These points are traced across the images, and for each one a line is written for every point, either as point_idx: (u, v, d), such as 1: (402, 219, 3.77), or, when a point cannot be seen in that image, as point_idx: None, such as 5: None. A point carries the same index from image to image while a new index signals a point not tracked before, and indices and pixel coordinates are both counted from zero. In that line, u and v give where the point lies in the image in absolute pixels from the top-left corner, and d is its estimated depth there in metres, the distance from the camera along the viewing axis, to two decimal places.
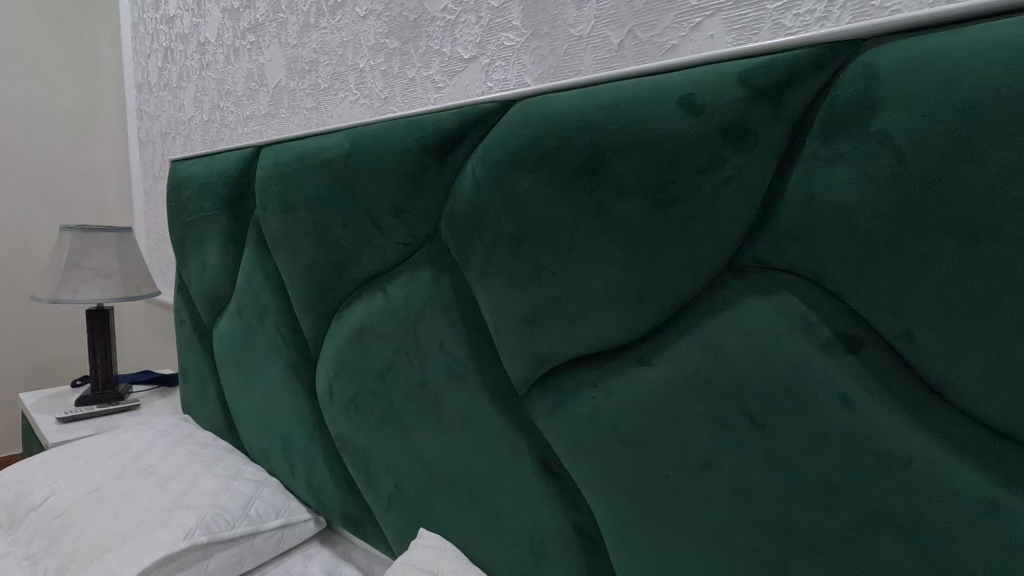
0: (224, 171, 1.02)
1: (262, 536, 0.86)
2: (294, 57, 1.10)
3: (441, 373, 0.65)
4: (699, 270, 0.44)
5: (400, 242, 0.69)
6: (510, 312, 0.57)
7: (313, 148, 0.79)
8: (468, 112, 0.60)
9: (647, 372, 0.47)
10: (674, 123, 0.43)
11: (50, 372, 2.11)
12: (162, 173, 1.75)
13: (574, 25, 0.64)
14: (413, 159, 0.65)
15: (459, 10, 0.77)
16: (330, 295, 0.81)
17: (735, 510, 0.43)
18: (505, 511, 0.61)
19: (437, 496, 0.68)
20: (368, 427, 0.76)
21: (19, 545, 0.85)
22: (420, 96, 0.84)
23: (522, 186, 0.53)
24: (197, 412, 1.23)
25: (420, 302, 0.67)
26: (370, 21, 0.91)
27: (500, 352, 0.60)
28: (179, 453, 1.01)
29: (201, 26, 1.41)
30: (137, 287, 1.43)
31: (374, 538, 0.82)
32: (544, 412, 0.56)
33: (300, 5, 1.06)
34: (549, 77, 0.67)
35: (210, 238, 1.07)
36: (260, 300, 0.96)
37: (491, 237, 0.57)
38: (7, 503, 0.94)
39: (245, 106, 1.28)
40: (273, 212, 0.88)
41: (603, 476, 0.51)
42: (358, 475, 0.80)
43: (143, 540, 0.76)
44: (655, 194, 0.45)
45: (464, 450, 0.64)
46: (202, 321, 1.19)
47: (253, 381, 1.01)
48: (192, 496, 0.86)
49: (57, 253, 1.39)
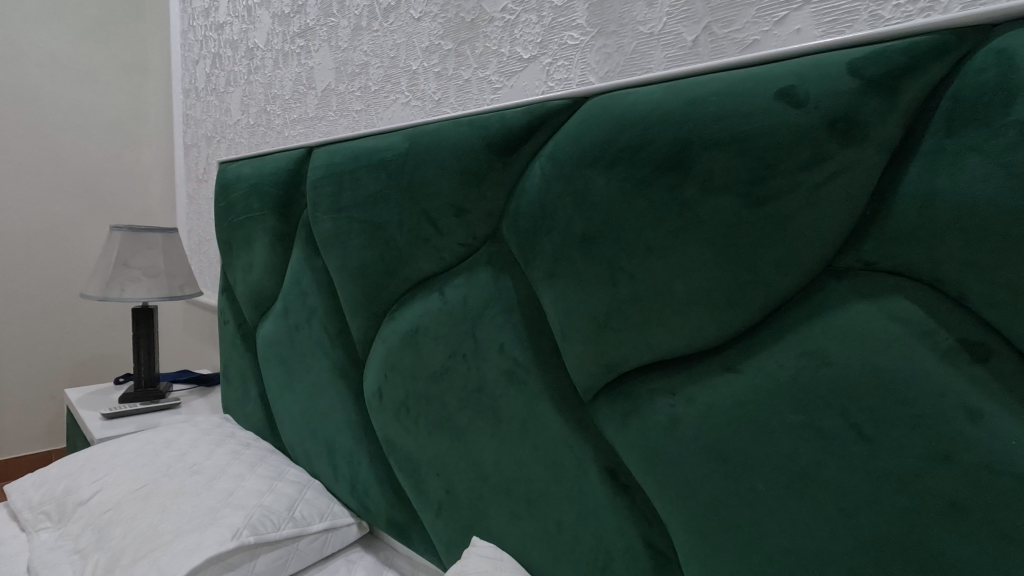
0: (274, 172, 1.02)
1: (306, 539, 0.85)
2: (344, 61, 1.11)
3: (500, 377, 0.64)
4: (796, 271, 0.41)
5: (459, 242, 0.68)
6: (580, 315, 0.55)
7: (369, 148, 0.79)
8: (536, 110, 0.59)
9: (735, 380, 0.45)
10: (772, 115, 0.41)
11: (92, 369, 2.16)
12: (206, 175, 1.78)
13: (644, 22, 0.62)
14: (476, 158, 0.64)
15: (519, 9, 0.76)
16: (382, 296, 0.80)
17: (838, 531, 0.40)
18: (567, 523, 0.59)
19: (493, 504, 0.66)
20: (419, 431, 0.75)
21: (69, 539, 0.85)
22: (476, 97, 0.84)
23: (597, 185, 0.52)
24: (237, 412, 1.24)
25: (479, 303, 0.65)
26: (425, 23, 0.91)
27: (565, 356, 0.58)
28: (223, 452, 1.01)
29: (250, 32, 1.44)
30: (180, 288, 1.45)
31: (420, 546, 0.80)
32: (613, 420, 0.54)
33: (353, 9, 1.07)
34: (615, 76, 0.66)
35: (258, 239, 1.08)
36: (308, 300, 0.95)
37: (561, 236, 0.55)
38: (57, 496, 0.95)
39: (291, 109, 1.29)
40: (325, 212, 0.88)
41: (681, 490, 0.49)
42: (406, 482, 0.79)
43: (192, 539, 0.76)
44: (749, 191, 0.42)
45: (523, 458, 0.62)
46: (245, 322, 1.19)
47: (297, 381, 1.01)
48: (237, 496, 0.85)
49: (106, 252, 1.42)
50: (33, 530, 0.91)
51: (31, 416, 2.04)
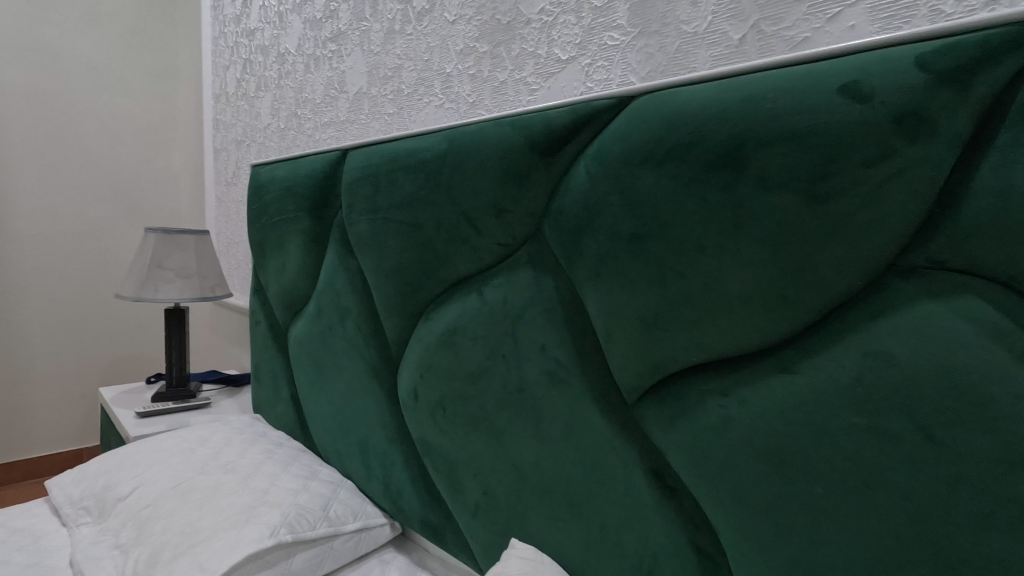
0: (308, 174, 1.04)
1: (341, 538, 0.85)
2: (377, 64, 1.12)
3: (541, 378, 0.63)
4: (859, 270, 0.40)
5: (498, 243, 0.68)
6: (626, 315, 0.54)
7: (406, 149, 0.80)
8: (580, 109, 0.59)
9: (792, 381, 0.44)
10: (833, 111, 0.41)
11: (123, 369, 2.20)
12: (235, 178, 1.81)
13: (688, 21, 0.62)
14: (518, 158, 0.64)
15: (557, 11, 0.76)
16: (418, 296, 0.81)
17: (904, 536, 0.39)
18: (611, 525, 0.58)
19: (533, 504, 0.66)
20: (456, 432, 0.75)
21: (110, 534, 0.87)
22: (512, 99, 0.84)
23: (645, 183, 0.51)
24: (268, 412, 1.25)
25: (520, 303, 0.65)
26: (459, 26, 0.92)
27: (609, 357, 0.57)
28: (256, 451, 1.02)
29: (282, 37, 1.46)
30: (211, 289, 1.47)
31: (455, 548, 0.80)
32: (660, 422, 0.53)
33: (386, 12, 1.08)
34: (657, 75, 0.65)
35: (291, 240, 1.09)
36: (342, 300, 0.96)
37: (607, 235, 0.55)
38: (97, 492, 0.97)
39: (323, 112, 1.31)
40: (361, 213, 0.88)
41: (733, 494, 0.48)
42: (441, 483, 0.79)
43: (231, 536, 0.77)
44: (809, 188, 0.42)
45: (565, 459, 0.62)
46: (277, 322, 1.21)
47: (330, 382, 1.02)
48: (273, 494, 0.86)
49: (141, 254, 1.45)
50: (74, 524, 0.93)
51: (64, 414, 2.08)
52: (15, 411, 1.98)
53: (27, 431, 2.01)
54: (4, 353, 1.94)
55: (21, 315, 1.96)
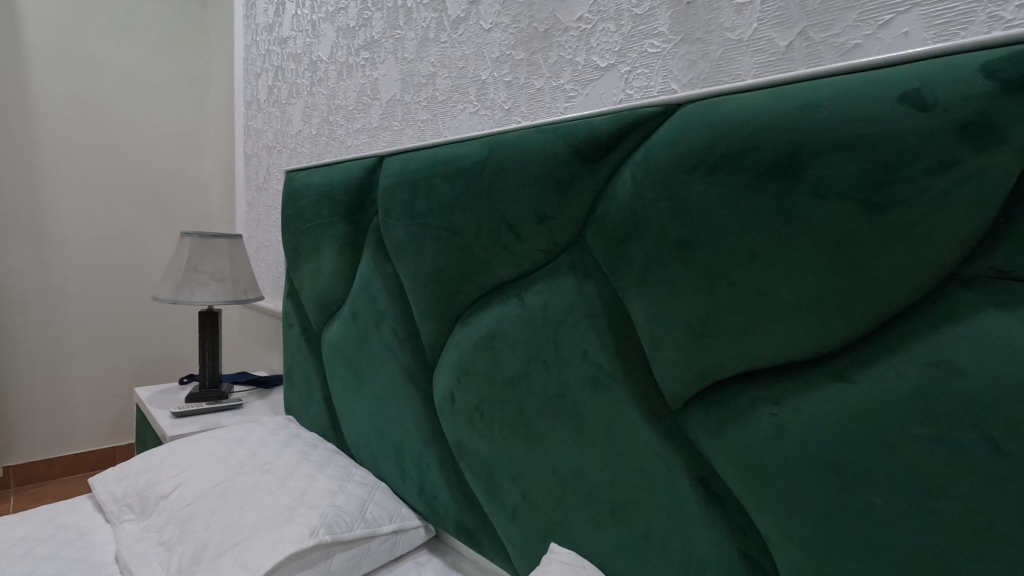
0: (344, 180, 1.05)
1: (378, 540, 0.86)
2: (410, 72, 1.14)
3: (583, 383, 0.64)
4: (919, 279, 0.40)
5: (540, 249, 0.68)
6: (672, 321, 0.55)
7: (445, 156, 0.81)
8: (626, 117, 0.59)
9: (848, 390, 0.44)
10: (894, 120, 0.41)
11: (154, 370, 2.25)
12: (266, 183, 1.84)
13: (732, 28, 0.62)
14: (561, 165, 0.64)
15: (596, 19, 0.77)
16: (456, 301, 0.82)
17: (968, 549, 0.39)
18: (656, 531, 0.58)
19: (574, 510, 0.66)
20: (494, 436, 0.75)
21: (154, 531, 0.89)
22: (548, 106, 0.85)
23: (694, 190, 0.52)
24: (300, 414, 1.27)
25: (562, 309, 0.66)
26: (496, 34, 0.93)
27: (653, 363, 0.58)
28: (292, 452, 1.03)
29: (315, 45, 1.49)
30: (244, 292, 1.50)
31: (491, 551, 0.81)
32: (706, 430, 0.53)
33: (420, 21, 1.10)
34: (700, 83, 0.66)
35: (326, 245, 1.11)
36: (378, 304, 0.98)
37: (653, 242, 0.55)
38: (139, 490, 0.99)
39: (355, 119, 1.33)
40: (398, 219, 0.90)
41: (785, 503, 0.48)
42: (478, 486, 0.79)
43: (272, 535, 0.78)
44: (868, 196, 0.42)
45: (608, 465, 0.62)
46: (310, 326, 1.23)
47: (364, 384, 1.03)
48: (311, 495, 0.88)
49: (176, 257, 1.48)
50: (118, 521, 0.96)
51: (98, 414, 2.14)
52: (52, 409, 2.04)
53: (64, 429, 2.07)
54: (43, 354, 2.00)
55: (60, 316, 2.02)
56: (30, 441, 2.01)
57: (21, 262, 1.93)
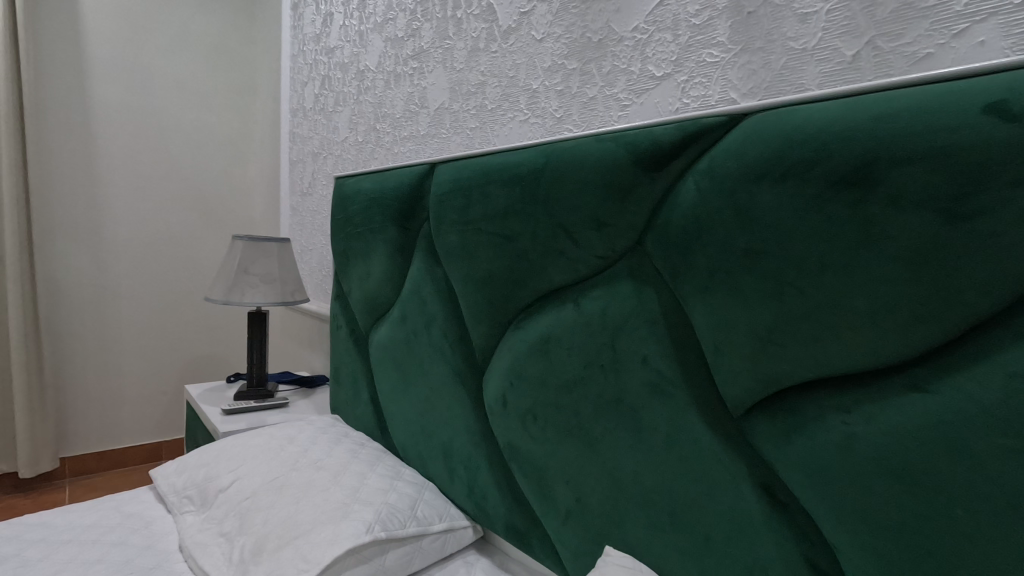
0: (396, 187, 1.09)
1: (429, 538, 0.88)
2: (459, 81, 1.16)
3: (642, 389, 0.64)
4: (1002, 290, 0.40)
5: (597, 255, 0.70)
6: (737, 329, 0.55)
7: (500, 163, 0.83)
8: (689, 127, 0.60)
9: (926, 401, 0.44)
10: (977, 131, 0.41)
11: (199, 368, 2.33)
12: (310, 189, 1.89)
13: (795, 38, 0.63)
14: (621, 173, 0.66)
15: (652, 29, 0.78)
16: (509, 305, 0.83)
17: None
18: (716, 537, 0.59)
19: (630, 514, 0.67)
20: (548, 438, 0.77)
21: (214, 522, 0.93)
22: (601, 114, 0.86)
23: (761, 199, 0.52)
24: (346, 413, 1.30)
25: (620, 315, 0.67)
26: (548, 44, 0.95)
27: (715, 370, 0.58)
28: (342, 450, 1.06)
29: (362, 55, 1.53)
30: (292, 294, 1.55)
31: (541, 553, 0.82)
32: (772, 438, 0.54)
33: (470, 31, 1.13)
34: (761, 92, 0.66)
35: (377, 249, 1.15)
36: (429, 307, 1.00)
37: (718, 250, 0.56)
38: (198, 482, 1.03)
39: (402, 127, 1.36)
40: (451, 225, 0.92)
41: (857, 512, 0.48)
42: (530, 488, 0.81)
43: (330, 530, 0.81)
44: (947, 206, 0.42)
45: (667, 471, 0.63)
46: (358, 328, 1.26)
47: (413, 385, 1.06)
48: (364, 493, 0.90)
49: (228, 260, 1.54)
50: (179, 512, 1.00)
51: (147, 409, 2.22)
52: (105, 404, 2.13)
53: (116, 423, 2.16)
54: (98, 351, 2.09)
55: (114, 315, 2.11)
56: (85, 434, 2.10)
57: (80, 262, 2.03)
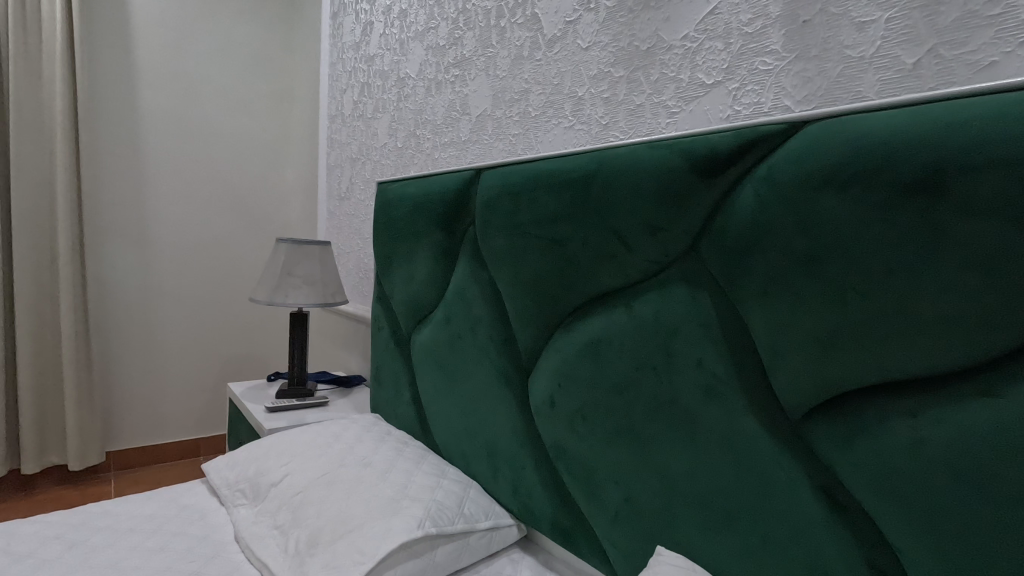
0: (440, 192, 1.11)
1: (476, 535, 0.90)
2: (503, 88, 1.19)
3: (697, 392, 0.65)
4: None
5: (650, 260, 0.71)
6: (796, 333, 0.56)
7: (550, 169, 0.85)
8: (747, 134, 0.61)
9: (997, 406, 0.44)
10: None
11: (236, 366, 2.40)
12: (348, 193, 1.94)
13: (853, 46, 0.64)
14: (677, 180, 0.67)
15: (703, 37, 0.79)
16: (556, 308, 0.85)
17: None
18: (774, 538, 0.59)
19: (683, 515, 0.68)
20: (597, 439, 0.78)
21: (268, 515, 0.96)
22: (649, 121, 0.87)
23: (824, 206, 0.53)
24: (387, 412, 1.33)
25: (673, 318, 0.68)
26: (594, 52, 0.96)
27: (773, 374, 0.59)
28: (387, 448, 1.09)
29: (403, 63, 1.57)
30: (332, 295, 1.59)
31: (588, 552, 0.83)
32: (833, 441, 0.54)
33: (514, 39, 1.15)
34: (816, 99, 0.67)
35: (421, 253, 1.17)
36: (474, 309, 1.02)
37: (778, 256, 0.57)
38: (250, 476, 1.07)
39: (443, 133, 1.39)
40: (499, 229, 0.94)
41: (923, 514, 0.48)
42: (577, 488, 0.82)
43: (382, 525, 0.83)
44: (1020, 213, 0.42)
45: (723, 473, 0.63)
46: (400, 329, 1.29)
47: (456, 386, 1.08)
48: (412, 489, 0.93)
49: (272, 261, 1.59)
50: (232, 504, 1.04)
51: (186, 406, 2.29)
52: (147, 400, 2.20)
53: (158, 419, 2.23)
54: (142, 349, 2.17)
55: (157, 314, 2.18)
56: (128, 429, 2.18)
57: (126, 263, 2.11)
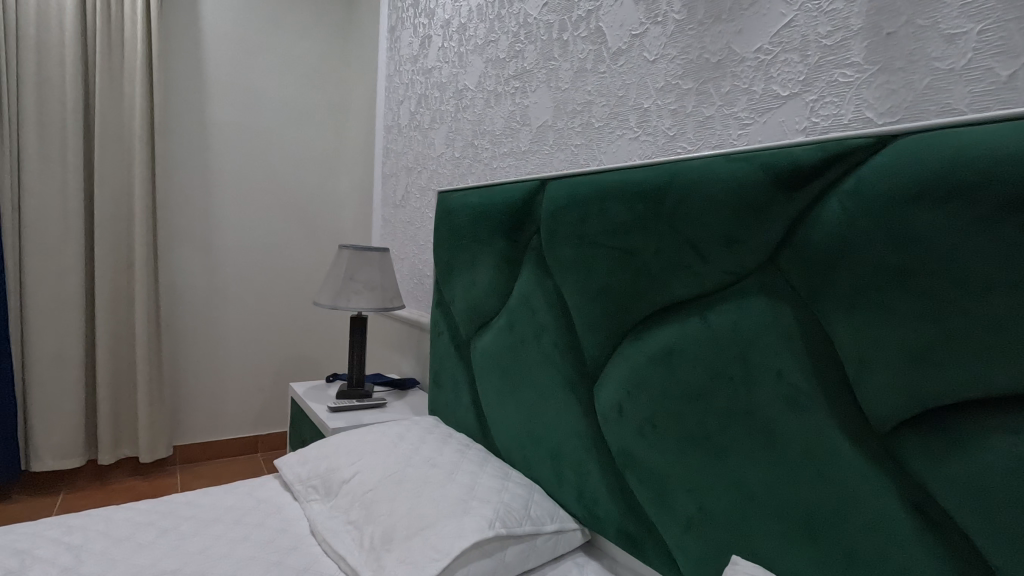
0: (504, 201, 1.14)
1: (543, 537, 0.92)
2: (565, 100, 1.21)
3: (777, 403, 0.66)
4: None
5: (726, 271, 0.72)
6: (886, 347, 0.56)
7: (620, 180, 0.87)
8: (832, 147, 0.62)
9: None
10: None
11: (292, 367, 2.49)
12: (403, 201, 2.00)
13: (941, 57, 0.63)
14: (756, 193, 0.68)
15: (778, 49, 0.80)
16: (625, 317, 0.87)
17: None
18: (861, 553, 0.59)
19: (760, 525, 0.68)
20: (668, 447, 0.79)
21: (341, 511, 1.01)
22: (719, 132, 0.88)
23: (917, 220, 0.54)
24: (446, 415, 1.37)
25: (751, 329, 0.68)
26: (661, 64, 0.98)
27: (859, 387, 0.59)
28: (451, 450, 1.12)
29: (461, 75, 1.61)
30: (391, 300, 1.64)
31: (656, 560, 0.84)
32: (926, 456, 0.54)
33: (577, 52, 1.17)
34: (901, 111, 0.67)
35: (483, 260, 1.21)
36: (538, 316, 1.05)
37: (866, 269, 0.58)
38: (321, 473, 1.12)
39: (502, 143, 1.43)
40: (566, 239, 0.97)
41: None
42: (646, 495, 0.83)
43: (454, 524, 0.86)
44: None
45: (806, 487, 0.63)
46: (460, 334, 1.33)
47: (519, 391, 1.11)
48: (480, 491, 0.95)
49: (335, 267, 1.65)
50: (305, 499, 1.09)
51: (245, 404, 2.40)
52: (210, 397, 2.31)
53: (219, 416, 2.34)
54: (206, 348, 2.28)
55: (221, 315, 2.30)
56: (192, 424, 2.29)
57: (194, 267, 2.22)
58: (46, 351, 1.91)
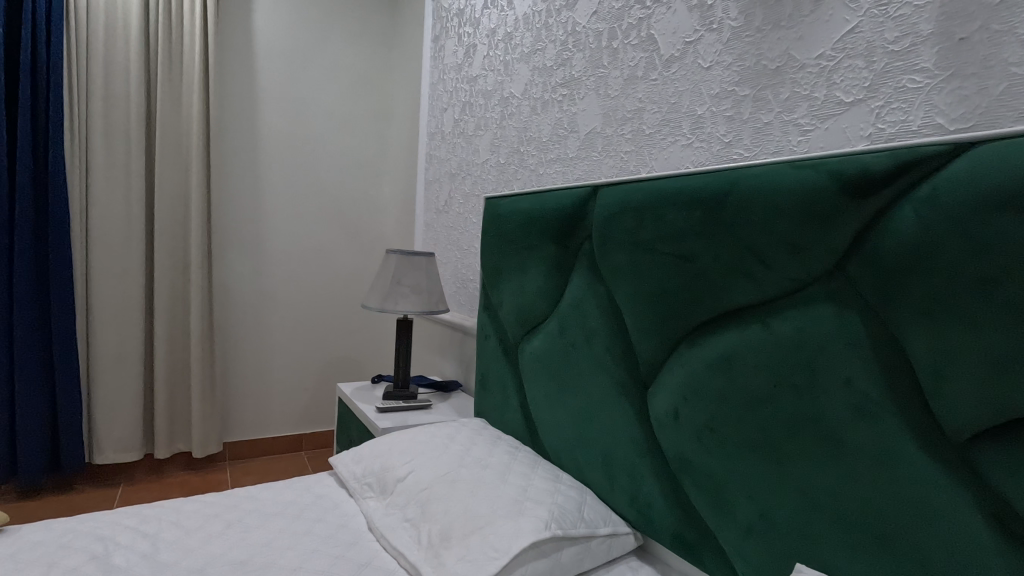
0: (554, 207, 1.16)
1: (597, 540, 0.93)
2: (614, 107, 1.22)
3: (845, 411, 0.65)
4: None
5: (791, 278, 0.72)
6: (964, 356, 0.56)
7: (678, 187, 0.87)
8: (905, 155, 0.61)
9: None
10: None
11: (335, 367, 2.56)
12: (446, 207, 2.04)
13: (1019, 62, 0.62)
14: (823, 200, 0.68)
15: (840, 55, 0.79)
16: (681, 323, 0.88)
17: None
18: (936, 565, 0.58)
19: (826, 533, 0.68)
20: (728, 453, 0.79)
21: (397, 508, 1.04)
22: (778, 138, 0.88)
23: (998, 228, 0.53)
24: (493, 417, 1.39)
25: (817, 336, 0.68)
26: (716, 71, 0.98)
27: (935, 397, 0.59)
28: (501, 451, 1.14)
29: (507, 83, 1.64)
30: (436, 304, 1.68)
31: (713, 567, 0.84)
32: (1008, 468, 0.53)
33: (627, 60, 1.18)
34: (975, 117, 0.66)
35: (533, 265, 1.23)
36: (590, 320, 1.06)
37: (942, 277, 0.57)
38: (376, 471, 1.15)
39: (549, 150, 1.45)
40: (620, 245, 0.98)
41: None
42: (704, 501, 0.84)
43: (510, 523, 0.88)
44: None
45: (876, 497, 0.63)
46: (508, 338, 1.35)
47: (569, 394, 1.12)
48: (533, 492, 0.97)
49: (383, 271, 1.70)
50: (361, 496, 1.12)
51: (291, 402, 2.47)
52: (257, 396, 2.40)
53: (266, 414, 2.42)
54: (254, 348, 2.36)
55: (268, 317, 2.38)
56: (241, 421, 2.37)
57: (243, 269, 2.31)
58: (109, 351, 2.01)
